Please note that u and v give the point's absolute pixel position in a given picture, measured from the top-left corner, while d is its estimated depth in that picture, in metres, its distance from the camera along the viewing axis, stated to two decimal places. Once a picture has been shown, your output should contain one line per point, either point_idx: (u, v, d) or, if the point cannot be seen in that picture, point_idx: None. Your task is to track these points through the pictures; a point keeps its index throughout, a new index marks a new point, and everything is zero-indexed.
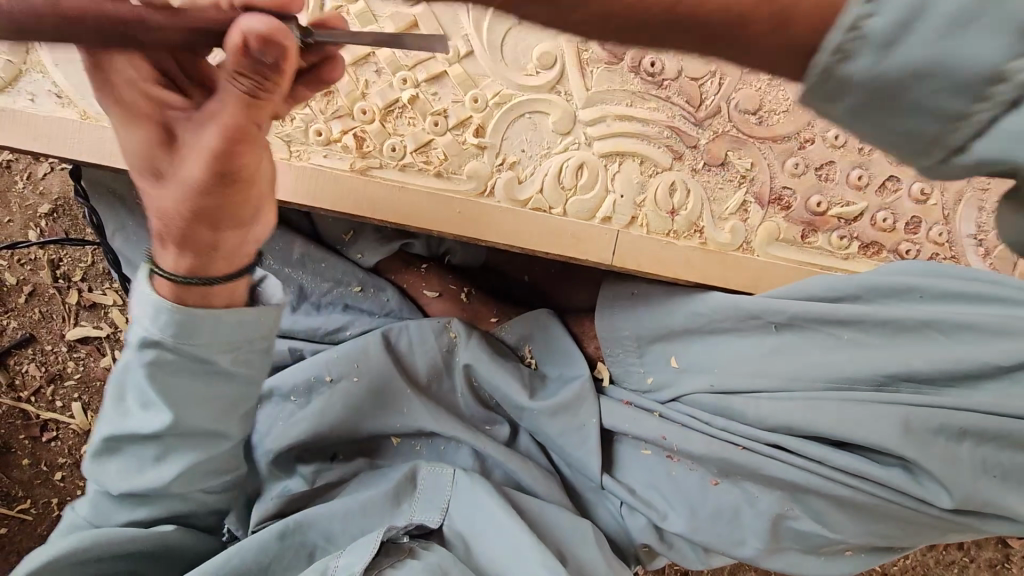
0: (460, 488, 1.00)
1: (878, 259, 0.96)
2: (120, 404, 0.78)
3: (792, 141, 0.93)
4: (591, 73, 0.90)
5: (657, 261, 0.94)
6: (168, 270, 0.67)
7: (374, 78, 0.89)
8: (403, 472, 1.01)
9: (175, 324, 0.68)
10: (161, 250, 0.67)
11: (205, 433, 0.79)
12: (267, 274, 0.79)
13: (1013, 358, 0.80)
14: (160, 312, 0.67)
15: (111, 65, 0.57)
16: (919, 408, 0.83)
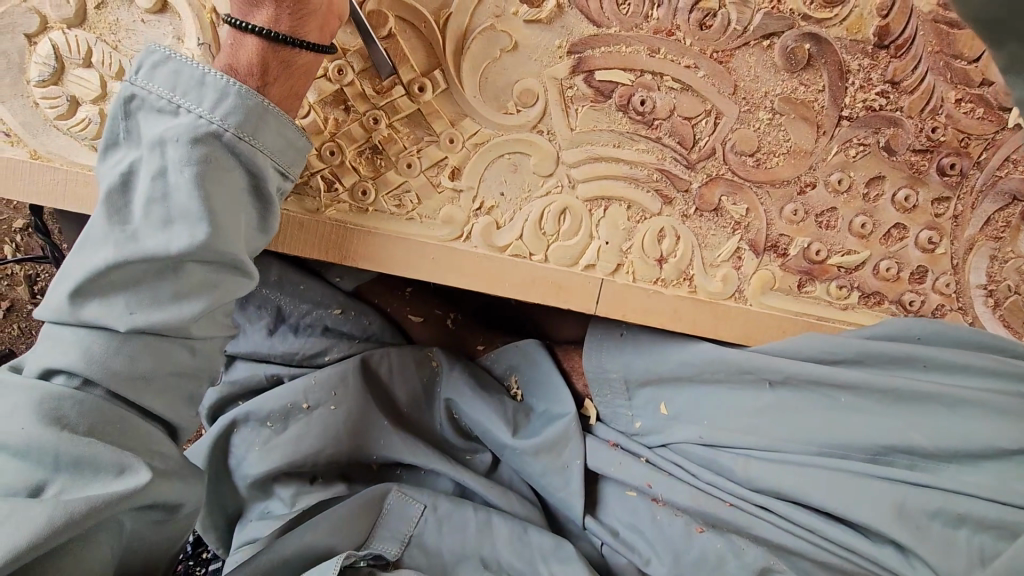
0: (432, 518, 0.96)
1: (879, 310, 0.91)
2: (99, 212, 0.61)
3: (791, 185, 0.87)
4: (576, 112, 0.84)
5: (643, 310, 0.89)
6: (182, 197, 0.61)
7: (342, 116, 0.82)
8: (370, 494, 0.97)
9: (234, 125, 0.62)
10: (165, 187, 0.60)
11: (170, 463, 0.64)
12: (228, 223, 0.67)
13: (1015, 441, 0.79)
14: (210, 183, 0.61)
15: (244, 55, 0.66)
16: (901, 483, 0.82)
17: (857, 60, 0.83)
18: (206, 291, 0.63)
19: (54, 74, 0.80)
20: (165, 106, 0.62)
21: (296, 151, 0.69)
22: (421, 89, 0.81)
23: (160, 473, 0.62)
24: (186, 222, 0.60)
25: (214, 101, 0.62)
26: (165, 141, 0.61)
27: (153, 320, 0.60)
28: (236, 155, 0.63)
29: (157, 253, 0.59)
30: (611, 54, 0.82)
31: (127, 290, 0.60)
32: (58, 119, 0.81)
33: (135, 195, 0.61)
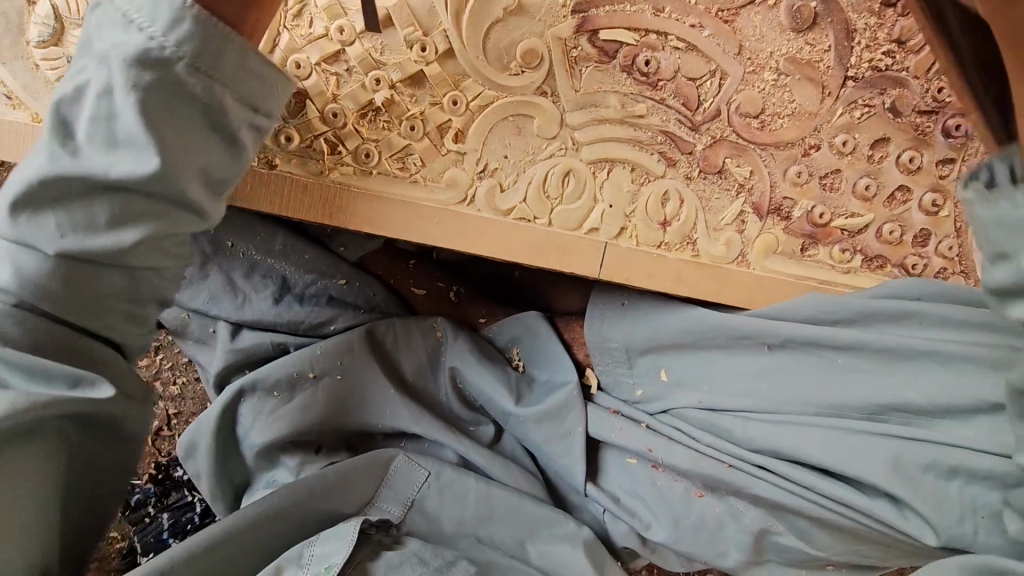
0: (436, 482, 0.98)
1: (882, 274, 0.91)
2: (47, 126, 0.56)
3: (795, 148, 0.87)
4: (580, 73, 0.83)
5: (647, 274, 0.90)
6: (114, 119, 0.54)
7: (344, 75, 0.82)
8: (376, 458, 0.98)
9: (195, 54, 0.54)
10: (107, 98, 0.54)
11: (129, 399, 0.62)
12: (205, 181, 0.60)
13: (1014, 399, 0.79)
14: (160, 114, 0.54)
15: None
16: (888, 440, 0.83)
17: (863, 19, 0.82)
18: (146, 223, 0.56)
19: (54, 34, 0.79)
20: (121, 16, 0.54)
21: (270, 85, 0.60)
22: (424, 49, 0.81)
23: (120, 393, 0.61)
24: (132, 149, 0.54)
25: (165, 19, 0.53)
26: (114, 58, 0.54)
27: (83, 247, 0.55)
28: (192, 86, 0.55)
29: (100, 178, 0.54)
30: (616, 13, 0.81)
31: (61, 210, 0.55)
32: (59, 80, 0.80)
33: (79, 111, 0.55)
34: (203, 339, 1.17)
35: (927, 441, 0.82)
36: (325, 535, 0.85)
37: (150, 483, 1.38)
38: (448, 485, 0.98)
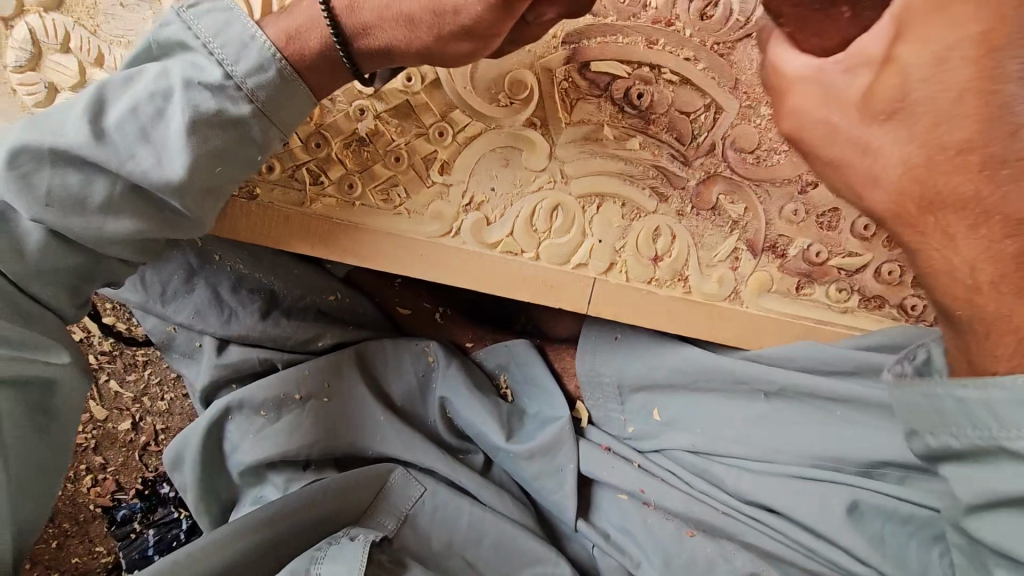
0: (431, 501, 0.99)
1: (878, 314, 0.89)
2: (89, 94, 0.63)
3: (793, 184, 0.84)
4: (570, 105, 0.81)
5: (637, 310, 0.88)
6: (156, 121, 0.63)
7: (328, 105, 0.79)
8: (375, 471, 0.99)
9: (256, 95, 0.65)
10: (155, 100, 0.63)
11: (73, 376, 0.73)
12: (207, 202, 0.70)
13: None
14: (205, 136, 0.64)
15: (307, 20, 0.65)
16: (873, 497, 0.84)
17: None
18: (140, 216, 0.66)
19: (31, 59, 0.77)
20: (204, 44, 0.64)
21: (295, 122, 0.69)
22: (409, 79, 0.78)
23: (72, 364, 0.73)
24: (157, 151, 0.64)
25: (249, 65, 0.64)
26: (184, 75, 0.63)
27: (68, 224, 0.64)
28: (251, 126, 0.66)
29: (115, 163, 0.63)
30: (607, 45, 0.78)
31: (65, 177, 0.63)
32: (37, 106, 0.78)
33: (122, 99, 0.63)
34: (187, 352, 1.11)
35: (910, 499, 0.82)
36: (330, 551, 0.84)
37: (136, 498, 1.35)
38: (444, 509, 0.98)
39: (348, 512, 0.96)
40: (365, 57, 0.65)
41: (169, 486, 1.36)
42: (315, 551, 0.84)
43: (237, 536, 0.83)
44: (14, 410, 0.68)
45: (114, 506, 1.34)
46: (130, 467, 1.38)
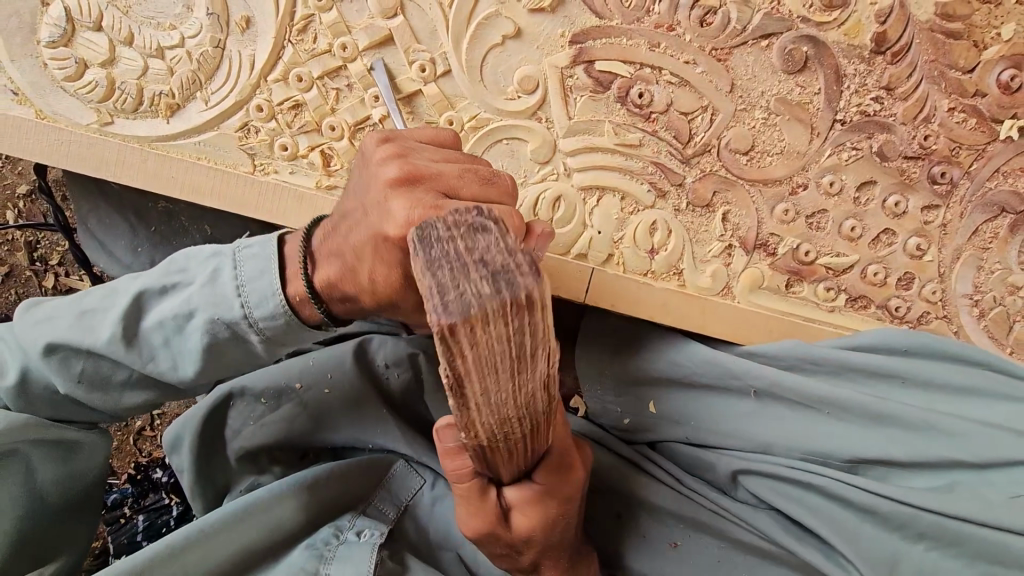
0: (430, 493, 1.02)
1: (865, 314, 0.91)
2: (130, 298, 0.74)
3: (783, 185, 0.88)
4: (574, 101, 0.85)
5: (633, 301, 0.89)
6: (170, 317, 0.73)
7: (344, 90, 0.84)
8: (381, 460, 1.04)
9: (272, 334, 0.74)
10: (176, 306, 0.73)
11: (80, 455, 0.86)
12: (197, 363, 0.75)
13: (978, 456, 0.79)
14: (222, 350, 0.75)
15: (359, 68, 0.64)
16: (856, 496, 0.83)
17: (854, 65, 0.85)
18: (153, 388, 0.79)
19: (64, 36, 0.81)
20: (232, 286, 0.72)
21: (290, 336, 0.75)
22: (423, 70, 0.83)
23: (89, 445, 0.87)
24: (175, 350, 0.75)
25: (263, 312, 0.72)
26: (188, 296, 0.73)
27: (91, 398, 0.78)
28: (250, 344, 0.75)
29: (139, 361, 0.75)
30: (611, 46, 0.83)
31: (86, 379, 0.77)
32: (66, 80, 0.82)
33: (125, 304, 0.74)
34: None
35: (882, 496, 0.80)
36: (340, 551, 0.88)
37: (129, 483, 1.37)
38: (440, 501, 1.02)
39: (352, 497, 1.00)
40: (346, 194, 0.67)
41: (161, 473, 1.38)
42: (324, 549, 0.88)
43: (252, 513, 0.90)
44: (47, 463, 0.82)
45: (106, 489, 1.35)
46: (124, 451, 1.46)
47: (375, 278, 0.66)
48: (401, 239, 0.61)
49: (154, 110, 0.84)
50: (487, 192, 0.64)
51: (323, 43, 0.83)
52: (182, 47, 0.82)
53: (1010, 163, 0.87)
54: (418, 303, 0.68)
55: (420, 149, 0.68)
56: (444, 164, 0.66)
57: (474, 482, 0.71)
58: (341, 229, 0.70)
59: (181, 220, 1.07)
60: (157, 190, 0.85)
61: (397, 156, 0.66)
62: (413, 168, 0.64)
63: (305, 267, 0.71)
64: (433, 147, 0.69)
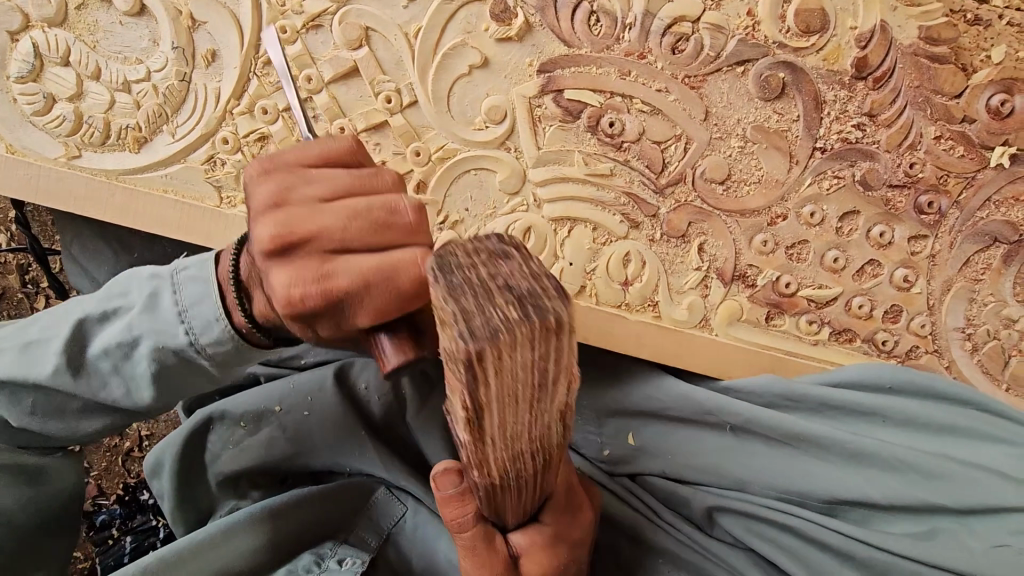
0: (411, 519, 0.98)
1: (851, 348, 0.87)
2: (75, 327, 0.73)
3: (760, 216, 0.85)
4: (543, 131, 0.83)
5: (607, 334, 0.87)
6: (116, 346, 0.72)
7: (311, 122, 0.83)
8: (361, 486, 1.01)
9: (216, 357, 0.71)
10: (120, 334, 0.72)
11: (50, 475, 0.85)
12: (144, 395, 0.74)
13: (962, 501, 0.75)
14: (164, 375, 0.73)
15: (334, 149, 0.61)
16: (832, 542, 0.78)
17: (834, 91, 0.82)
18: (113, 417, 0.78)
19: (32, 71, 0.81)
20: (171, 311, 0.70)
21: (236, 356, 0.72)
22: (389, 101, 0.82)
23: (58, 465, 0.86)
24: (124, 379, 0.73)
25: (206, 338, 0.69)
26: (129, 323, 0.72)
27: (48, 429, 0.78)
28: (195, 366, 0.73)
29: (92, 392, 0.74)
30: (580, 75, 0.81)
31: (40, 412, 0.76)
32: (34, 114, 0.83)
33: (63, 335, 0.72)
34: None
35: (862, 539, 0.76)
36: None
37: (118, 505, 1.37)
38: (416, 530, 0.98)
39: (334, 524, 0.98)
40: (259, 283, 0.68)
41: (148, 495, 1.38)
42: None
43: (227, 536, 0.91)
44: (13, 489, 0.80)
45: (95, 510, 1.36)
46: (113, 472, 1.43)
47: (295, 325, 0.64)
48: (291, 314, 0.59)
49: (121, 143, 0.84)
50: (386, 238, 0.58)
51: (288, 75, 0.82)
52: (148, 81, 0.82)
53: (1003, 191, 0.83)
54: (346, 344, 0.69)
55: (303, 178, 0.59)
56: (330, 203, 0.58)
57: (476, 535, 0.64)
58: (260, 268, 0.66)
59: (162, 249, 1.08)
60: (124, 223, 0.84)
61: (275, 197, 0.59)
62: (286, 231, 0.57)
63: (241, 301, 0.69)
64: (324, 172, 0.60)
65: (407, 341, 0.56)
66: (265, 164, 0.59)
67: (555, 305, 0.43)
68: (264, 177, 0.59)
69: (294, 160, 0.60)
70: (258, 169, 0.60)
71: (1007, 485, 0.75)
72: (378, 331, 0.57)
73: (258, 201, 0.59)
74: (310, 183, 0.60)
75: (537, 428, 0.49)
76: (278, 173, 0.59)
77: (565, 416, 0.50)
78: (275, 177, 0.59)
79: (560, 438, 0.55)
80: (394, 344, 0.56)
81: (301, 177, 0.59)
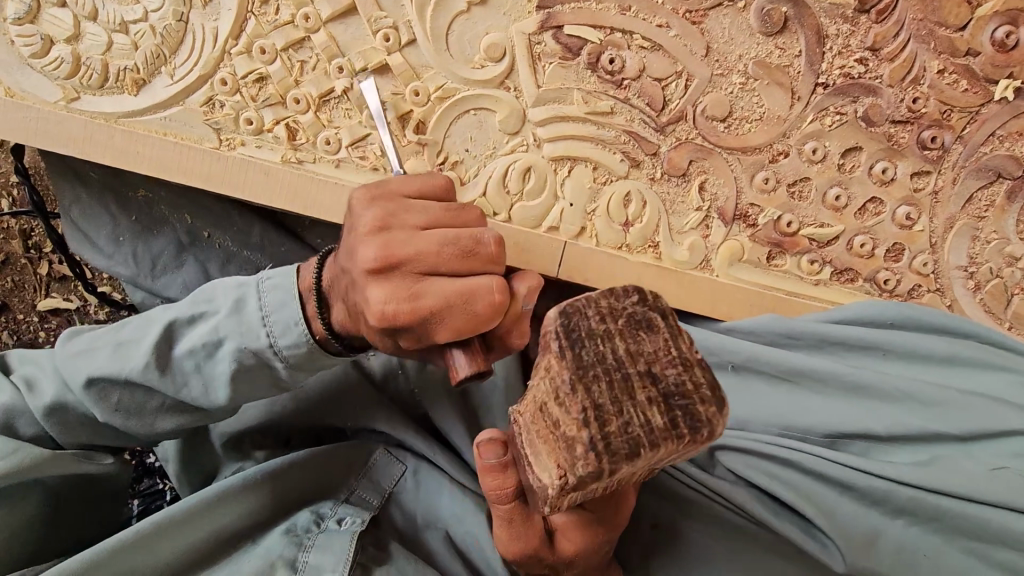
0: (414, 479, 0.97)
1: (853, 288, 0.87)
2: (162, 328, 0.75)
3: (762, 153, 0.85)
4: (543, 68, 0.83)
5: (609, 276, 0.86)
6: (205, 343, 0.74)
7: (309, 62, 0.83)
8: (360, 446, 0.98)
9: (297, 361, 0.74)
10: (206, 334, 0.74)
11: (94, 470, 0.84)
12: (225, 397, 0.75)
13: (962, 428, 0.75)
14: (245, 379, 0.75)
15: (434, 177, 0.69)
16: (835, 473, 0.77)
17: (836, 25, 0.81)
18: (188, 416, 0.79)
19: (29, 13, 0.81)
20: (259, 316, 0.73)
21: (313, 360, 0.75)
22: (387, 39, 0.82)
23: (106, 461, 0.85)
24: (207, 381, 0.75)
25: (288, 341, 0.73)
26: (218, 325, 0.74)
27: (126, 425, 0.78)
28: (274, 371, 0.76)
29: (172, 390, 0.74)
30: (580, 10, 0.81)
31: (117, 409, 0.76)
32: (32, 57, 0.82)
33: (152, 336, 0.74)
34: None
35: (866, 470, 0.76)
36: (318, 539, 0.83)
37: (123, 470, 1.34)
38: (416, 487, 0.96)
39: (332, 485, 0.94)
40: (342, 326, 0.74)
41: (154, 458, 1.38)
42: (303, 537, 0.84)
43: (226, 499, 0.85)
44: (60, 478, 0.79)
45: None
46: None
47: (368, 333, 0.70)
48: (380, 330, 0.64)
49: (120, 86, 0.84)
50: (467, 266, 0.64)
51: (286, 14, 0.81)
52: (146, 22, 0.82)
53: (1006, 126, 0.83)
54: (414, 353, 0.73)
55: (406, 210, 0.65)
56: (427, 234, 0.64)
57: (514, 506, 0.65)
58: (339, 278, 0.71)
59: (162, 206, 1.07)
60: (123, 166, 0.84)
61: (380, 225, 0.64)
62: (389, 253, 0.63)
63: (320, 310, 0.74)
64: (418, 203, 0.66)
65: (477, 355, 0.65)
66: (378, 184, 0.67)
67: (633, 300, 0.55)
68: (360, 205, 0.66)
69: (404, 181, 0.67)
70: (371, 192, 0.66)
71: (1008, 412, 0.75)
72: (460, 349, 0.65)
73: (363, 214, 0.65)
74: (405, 230, 0.64)
75: (623, 419, 0.50)
76: (397, 198, 0.66)
77: (655, 418, 0.50)
78: (382, 199, 0.66)
79: (644, 376, 0.51)
80: (465, 359, 0.65)
81: (398, 203, 0.66)
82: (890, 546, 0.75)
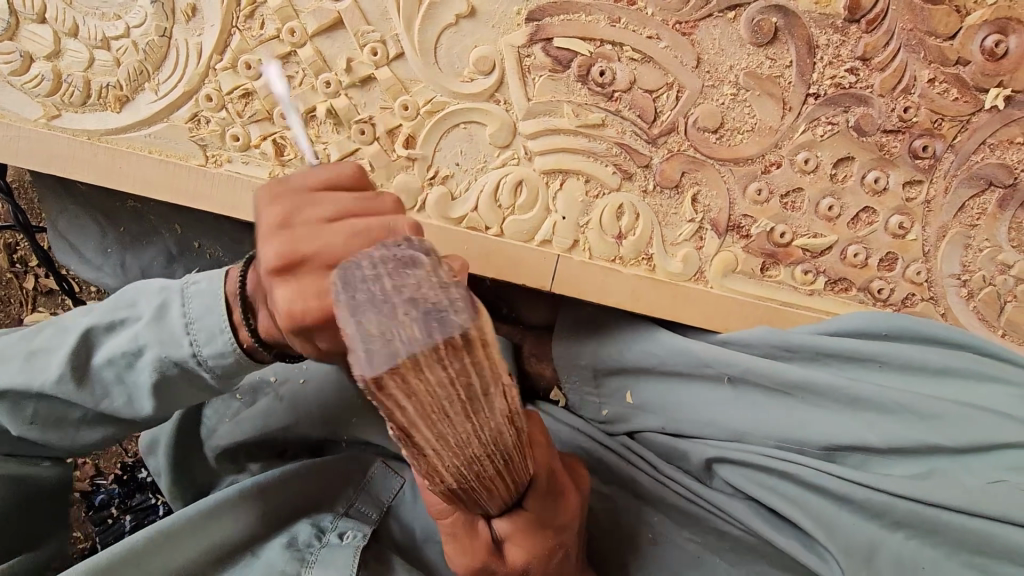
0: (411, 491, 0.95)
1: (847, 297, 0.87)
2: (76, 337, 0.72)
3: (755, 163, 0.84)
4: (533, 81, 0.82)
5: (603, 288, 0.85)
6: (125, 352, 0.71)
7: (295, 78, 0.82)
8: (359, 460, 0.97)
9: (222, 372, 0.72)
10: (127, 342, 0.71)
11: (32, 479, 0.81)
12: (151, 405, 0.74)
13: (957, 441, 0.75)
14: (171, 387, 0.73)
15: (340, 175, 0.60)
16: (834, 487, 0.77)
17: (826, 35, 0.81)
18: (112, 424, 0.77)
19: (8, 30, 0.79)
20: (180, 322, 0.70)
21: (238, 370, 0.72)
22: (375, 53, 0.81)
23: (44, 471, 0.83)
24: (130, 390, 0.73)
25: (211, 350, 0.70)
26: (135, 333, 0.71)
27: (46, 436, 0.76)
28: (202, 380, 0.73)
29: (90, 402, 0.73)
30: (569, 23, 0.80)
31: (33, 417, 0.74)
32: (12, 75, 0.81)
33: (64, 347, 0.72)
34: None
35: (866, 485, 0.76)
36: (321, 554, 0.82)
37: (115, 483, 1.31)
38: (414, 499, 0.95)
39: (328, 499, 0.93)
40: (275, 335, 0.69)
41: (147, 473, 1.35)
42: (305, 552, 0.82)
43: (217, 515, 0.82)
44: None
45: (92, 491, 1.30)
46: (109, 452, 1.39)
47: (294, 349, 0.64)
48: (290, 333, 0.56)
49: (102, 103, 0.82)
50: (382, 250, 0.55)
51: (271, 28, 0.80)
52: (128, 37, 0.80)
53: (997, 134, 0.83)
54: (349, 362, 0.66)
55: (309, 205, 0.58)
56: (330, 228, 0.56)
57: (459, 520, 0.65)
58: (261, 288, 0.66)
59: (151, 220, 1.05)
60: (108, 184, 0.82)
61: (282, 221, 0.57)
62: (293, 250, 0.56)
63: (247, 317, 0.69)
64: (324, 197, 0.58)
65: None
66: (272, 199, 0.59)
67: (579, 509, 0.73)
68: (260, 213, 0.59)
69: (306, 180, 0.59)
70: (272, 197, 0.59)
71: (1003, 424, 0.75)
72: None
73: (262, 233, 0.58)
74: (308, 227, 0.56)
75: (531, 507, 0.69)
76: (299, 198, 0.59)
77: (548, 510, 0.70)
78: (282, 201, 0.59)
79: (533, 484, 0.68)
80: None
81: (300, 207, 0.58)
82: (888, 558, 0.75)
